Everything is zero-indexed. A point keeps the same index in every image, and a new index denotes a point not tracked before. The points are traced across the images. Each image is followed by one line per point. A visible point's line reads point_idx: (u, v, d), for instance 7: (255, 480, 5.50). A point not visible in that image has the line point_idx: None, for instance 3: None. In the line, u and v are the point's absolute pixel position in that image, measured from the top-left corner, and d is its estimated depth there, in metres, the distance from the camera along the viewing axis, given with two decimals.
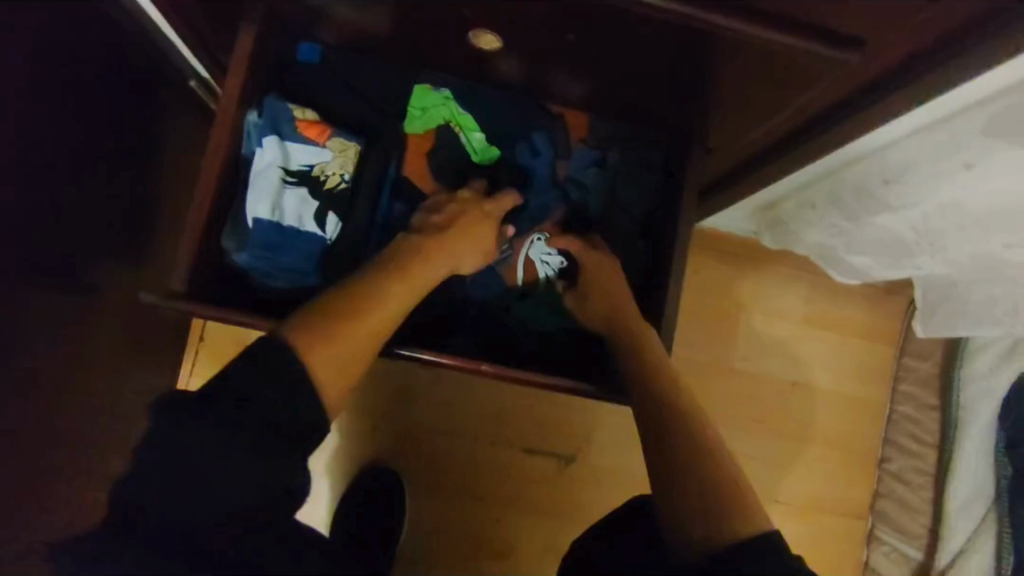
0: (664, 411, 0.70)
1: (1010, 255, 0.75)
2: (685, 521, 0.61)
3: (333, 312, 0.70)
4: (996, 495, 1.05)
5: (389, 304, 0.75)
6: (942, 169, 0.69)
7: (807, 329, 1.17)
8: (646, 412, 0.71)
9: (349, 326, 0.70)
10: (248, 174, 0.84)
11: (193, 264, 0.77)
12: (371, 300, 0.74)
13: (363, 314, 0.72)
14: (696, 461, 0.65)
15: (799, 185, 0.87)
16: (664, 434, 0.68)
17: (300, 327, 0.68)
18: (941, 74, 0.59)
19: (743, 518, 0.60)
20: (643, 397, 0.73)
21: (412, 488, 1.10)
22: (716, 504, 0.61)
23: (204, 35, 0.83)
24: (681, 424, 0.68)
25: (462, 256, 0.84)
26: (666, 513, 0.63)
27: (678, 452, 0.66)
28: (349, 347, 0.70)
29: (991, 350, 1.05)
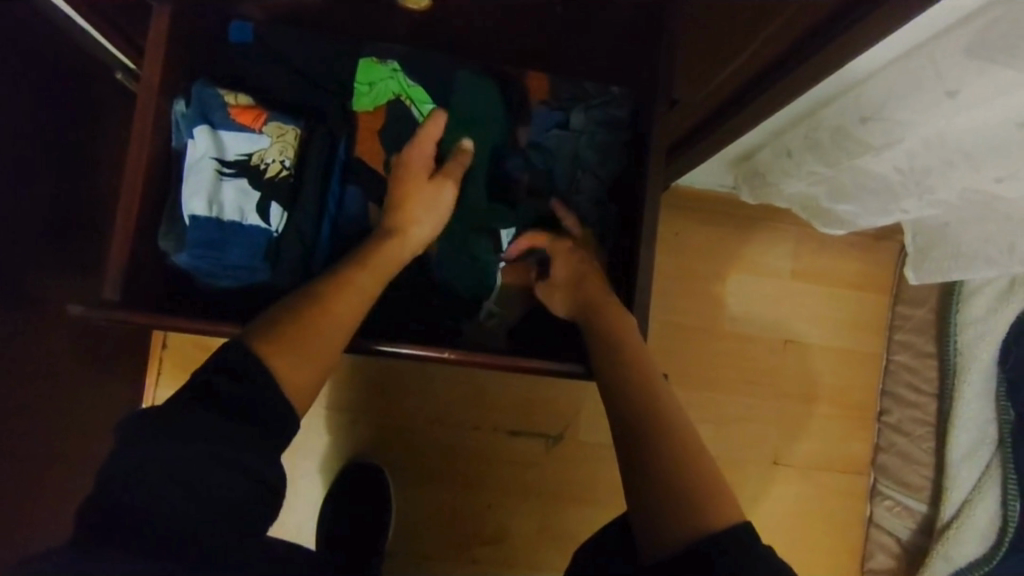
0: (639, 400, 0.66)
1: (1001, 189, 0.68)
2: (658, 512, 0.58)
3: (293, 320, 0.63)
4: (999, 438, 0.98)
5: (350, 305, 0.66)
6: (924, 99, 0.62)
7: (798, 283, 1.12)
8: (617, 400, 0.67)
9: (315, 339, 0.63)
10: (181, 169, 0.78)
11: (127, 271, 0.72)
12: (345, 296, 0.67)
13: (329, 318, 0.65)
14: (674, 454, 0.61)
15: (775, 131, 0.81)
16: (637, 425, 0.64)
17: (263, 338, 0.61)
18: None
19: (717, 511, 0.58)
20: (614, 383, 0.69)
21: (398, 480, 1.07)
22: (696, 501, 0.58)
23: (118, 21, 0.77)
24: (654, 415, 0.64)
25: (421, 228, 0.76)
26: (644, 504, 0.59)
27: (654, 443, 0.62)
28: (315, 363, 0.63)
29: (988, 290, 0.98)
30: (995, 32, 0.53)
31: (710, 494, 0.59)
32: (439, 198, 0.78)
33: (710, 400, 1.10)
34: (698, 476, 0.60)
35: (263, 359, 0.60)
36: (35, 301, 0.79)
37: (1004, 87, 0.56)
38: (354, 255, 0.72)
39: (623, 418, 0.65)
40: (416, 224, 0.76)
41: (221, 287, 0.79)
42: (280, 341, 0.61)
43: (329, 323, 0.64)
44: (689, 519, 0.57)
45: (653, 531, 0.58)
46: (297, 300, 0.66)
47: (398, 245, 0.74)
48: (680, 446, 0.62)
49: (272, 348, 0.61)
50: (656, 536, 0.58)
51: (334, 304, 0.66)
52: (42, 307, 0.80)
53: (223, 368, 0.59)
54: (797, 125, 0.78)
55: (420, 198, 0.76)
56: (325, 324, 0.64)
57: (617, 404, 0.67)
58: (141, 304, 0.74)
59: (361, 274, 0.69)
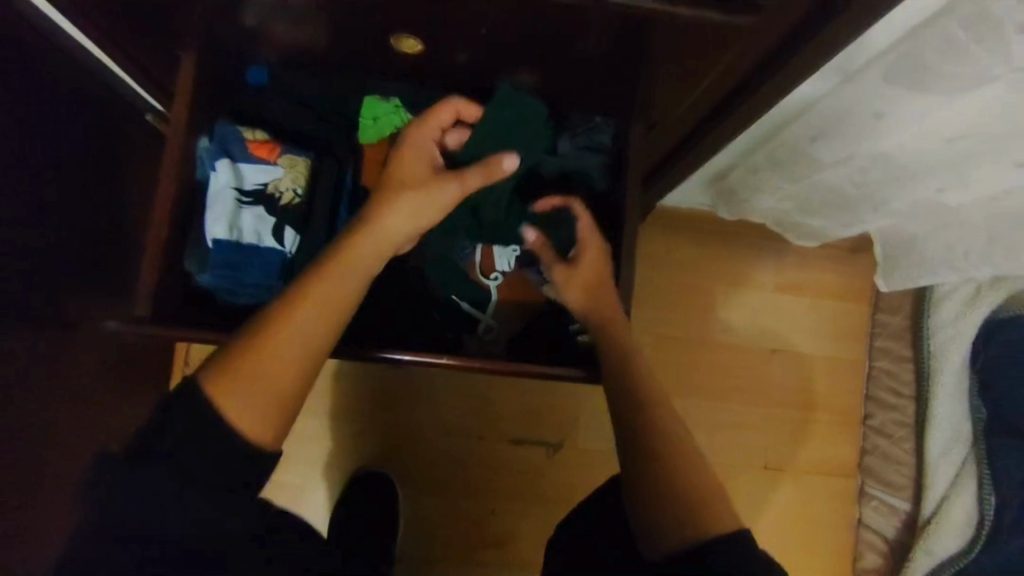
0: (647, 412, 0.68)
1: (948, 199, 0.76)
2: (653, 520, 0.62)
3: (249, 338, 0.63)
4: (974, 438, 1.05)
5: (312, 314, 0.65)
6: (859, 121, 0.68)
7: (782, 295, 1.18)
8: (625, 411, 0.69)
9: (263, 370, 0.62)
10: (205, 199, 0.87)
11: (156, 290, 0.80)
12: (306, 303, 0.65)
13: (279, 341, 0.63)
14: (676, 462, 0.65)
15: (741, 153, 0.88)
16: (641, 435, 0.67)
17: (216, 368, 0.62)
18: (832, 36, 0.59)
19: (713, 518, 0.61)
20: (622, 394, 0.71)
21: (405, 488, 1.12)
22: (696, 510, 0.61)
23: (150, 70, 0.87)
24: (659, 427, 0.67)
25: (399, 219, 0.74)
26: (638, 513, 0.64)
27: (656, 449, 0.65)
28: (274, 391, 0.62)
29: (956, 297, 1.05)
30: (903, 62, 0.60)
31: (709, 502, 0.62)
32: (428, 190, 0.76)
33: (699, 408, 1.15)
34: (697, 485, 0.63)
35: (216, 390, 0.60)
36: (67, 321, 0.86)
37: (926, 111, 0.63)
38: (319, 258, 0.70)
39: (628, 428, 0.68)
40: (389, 211, 0.74)
41: (239, 304, 0.87)
42: (221, 380, 0.61)
43: (288, 336, 0.63)
44: (685, 526, 0.61)
45: (650, 535, 0.62)
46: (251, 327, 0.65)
47: (370, 240, 0.71)
48: (680, 456, 0.65)
49: (218, 386, 0.61)
50: (654, 541, 0.62)
51: (283, 324, 0.64)
52: (74, 327, 0.88)
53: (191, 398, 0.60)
54: (759, 146, 0.85)
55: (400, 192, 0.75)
56: (284, 337, 0.63)
57: (625, 413, 0.69)
58: (167, 319, 0.83)
59: (323, 278, 0.67)
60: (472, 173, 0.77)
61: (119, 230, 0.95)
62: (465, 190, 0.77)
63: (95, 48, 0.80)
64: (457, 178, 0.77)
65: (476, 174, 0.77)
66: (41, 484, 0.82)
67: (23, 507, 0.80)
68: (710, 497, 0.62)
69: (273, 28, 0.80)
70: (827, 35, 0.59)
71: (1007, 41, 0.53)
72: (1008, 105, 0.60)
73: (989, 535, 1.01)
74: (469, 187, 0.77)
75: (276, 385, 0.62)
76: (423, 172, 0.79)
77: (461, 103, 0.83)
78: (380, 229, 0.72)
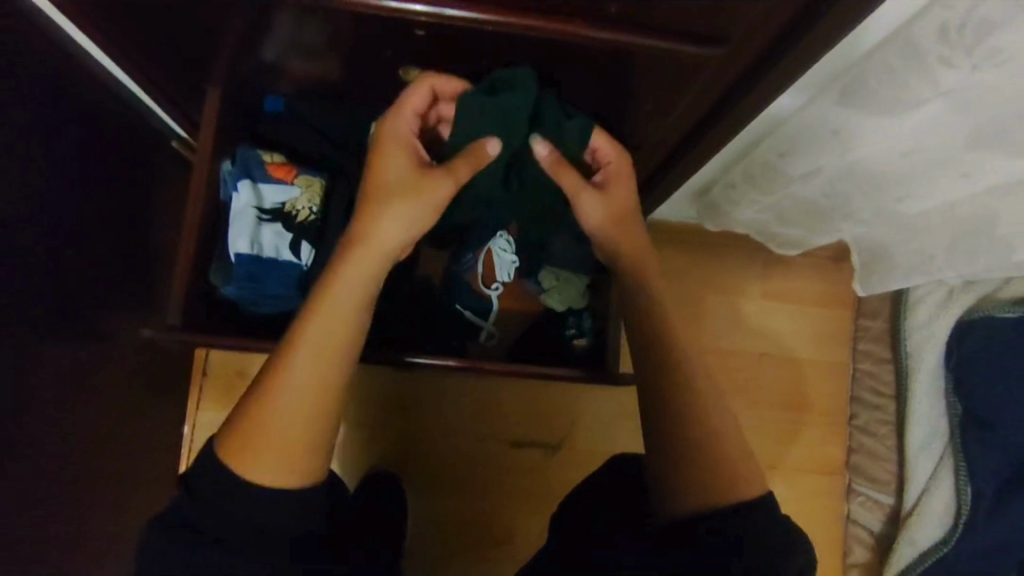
0: (680, 389, 0.70)
1: (905, 208, 0.84)
2: (677, 493, 0.65)
3: (260, 382, 0.65)
4: (948, 433, 1.12)
5: (320, 335, 0.65)
6: (822, 139, 0.76)
7: (766, 303, 1.22)
8: (657, 387, 0.71)
9: (267, 423, 0.62)
10: (228, 216, 0.94)
11: (186, 300, 0.89)
12: (309, 328, 0.65)
13: (277, 393, 0.63)
14: (702, 436, 0.67)
15: (720, 169, 0.95)
16: (668, 411, 0.69)
17: (233, 430, 0.63)
18: (790, 65, 0.66)
19: (734, 487, 0.64)
20: (654, 371, 0.72)
21: (413, 489, 1.18)
22: (721, 484, 0.64)
23: (177, 100, 0.95)
24: (690, 406, 0.69)
25: (393, 220, 0.70)
26: (662, 486, 0.67)
27: (683, 425, 0.68)
28: (284, 440, 0.62)
29: (929, 301, 1.12)
30: (852, 87, 0.67)
31: (734, 475, 0.65)
32: (416, 195, 0.71)
33: None
34: (721, 459, 0.66)
35: (237, 450, 0.62)
36: (98, 334, 0.92)
37: (875, 130, 0.71)
38: (319, 281, 0.69)
39: (658, 406, 0.70)
40: (377, 224, 0.70)
41: (260, 312, 0.95)
42: (237, 446, 0.62)
43: (296, 359, 0.64)
44: (707, 495, 0.64)
45: (673, 504, 0.65)
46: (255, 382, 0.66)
47: (369, 247, 0.69)
48: (705, 434, 0.67)
49: (230, 450, 0.62)
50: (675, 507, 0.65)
51: (280, 373, 0.64)
52: (103, 341, 0.93)
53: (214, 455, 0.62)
54: (736, 162, 0.92)
55: (391, 193, 0.71)
56: (293, 367, 0.64)
57: (656, 384, 0.71)
58: (197, 326, 0.92)
59: (324, 294, 0.66)
60: (461, 162, 0.73)
61: (143, 248, 1.02)
62: (457, 182, 0.72)
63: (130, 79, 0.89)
64: (444, 170, 0.72)
65: (463, 163, 0.73)
66: (69, 490, 0.88)
67: (58, 512, 0.85)
68: (732, 471, 0.65)
69: (292, 62, 0.86)
70: (785, 65, 0.66)
71: (932, 72, 0.60)
72: (943, 125, 0.68)
73: (968, 524, 1.07)
74: (460, 178, 0.73)
75: (301, 412, 0.63)
76: (406, 166, 0.72)
77: (435, 77, 0.73)
78: (371, 247, 0.69)
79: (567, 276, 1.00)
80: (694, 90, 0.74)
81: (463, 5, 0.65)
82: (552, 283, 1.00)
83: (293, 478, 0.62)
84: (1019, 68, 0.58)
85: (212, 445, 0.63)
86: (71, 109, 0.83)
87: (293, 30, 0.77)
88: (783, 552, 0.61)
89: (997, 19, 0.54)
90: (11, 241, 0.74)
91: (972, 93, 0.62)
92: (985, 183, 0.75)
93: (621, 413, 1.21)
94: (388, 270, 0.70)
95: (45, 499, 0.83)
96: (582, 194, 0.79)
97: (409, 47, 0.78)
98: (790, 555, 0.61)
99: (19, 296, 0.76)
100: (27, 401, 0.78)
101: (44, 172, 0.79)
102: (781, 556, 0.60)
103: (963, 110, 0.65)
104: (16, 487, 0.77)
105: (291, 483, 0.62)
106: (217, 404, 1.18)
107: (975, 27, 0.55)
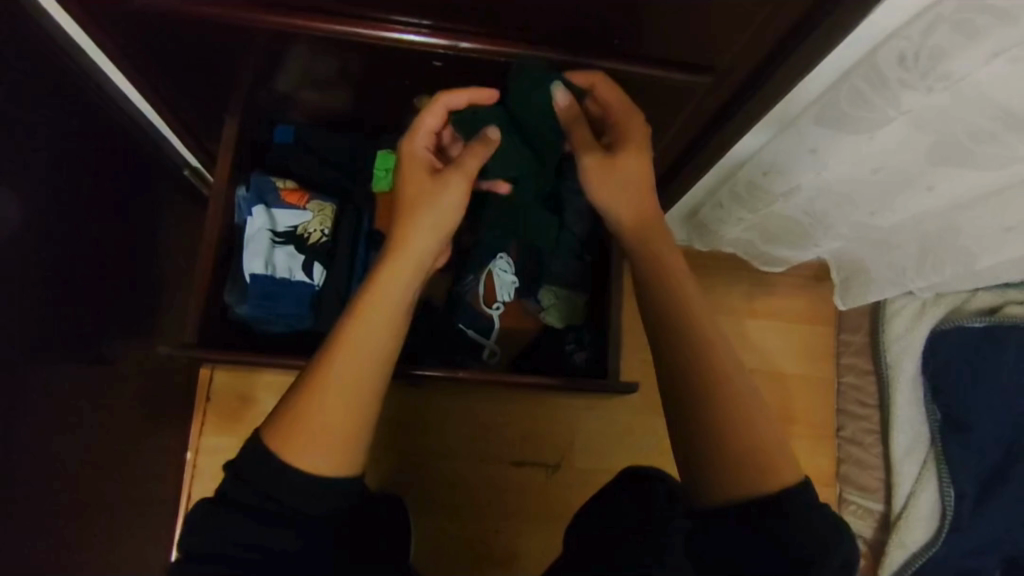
0: (705, 384, 0.69)
1: (879, 221, 0.91)
2: (710, 485, 0.66)
3: (303, 385, 0.67)
4: (931, 439, 1.17)
5: (363, 340, 0.68)
6: (801, 158, 0.83)
7: (751, 321, 1.28)
8: (686, 382, 0.69)
9: (313, 417, 0.65)
10: (242, 239, 0.98)
11: (201, 319, 0.92)
12: (351, 334, 0.68)
13: (324, 390, 0.66)
14: (734, 431, 0.67)
15: (708, 190, 1.02)
16: (696, 406, 0.68)
17: (276, 429, 0.65)
18: (765, 94, 0.74)
19: (773, 475, 0.65)
20: (679, 366, 0.70)
21: (417, 511, 1.19)
22: (759, 480, 0.65)
23: (193, 131, 1.00)
24: (718, 401, 0.68)
25: (425, 233, 0.73)
26: (694, 474, 0.67)
27: (709, 421, 0.68)
28: (330, 434, 0.65)
29: (904, 314, 1.20)
30: (825, 112, 0.75)
31: (771, 465, 0.65)
32: (441, 203, 0.74)
33: None
34: (755, 453, 0.66)
35: (282, 446, 0.64)
36: (110, 357, 0.94)
37: (849, 148, 0.78)
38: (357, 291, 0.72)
39: (684, 403, 0.69)
40: (413, 232, 0.73)
41: (272, 330, 0.98)
42: (282, 440, 0.64)
43: (342, 362, 0.67)
44: (743, 490, 0.64)
45: (702, 490, 0.66)
46: (295, 382, 0.69)
47: (401, 261, 0.72)
48: (733, 429, 0.67)
49: (279, 441, 0.64)
50: (707, 493, 0.66)
51: (326, 373, 0.67)
52: (115, 363, 0.95)
53: (259, 449, 0.64)
54: (722, 184, 0.99)
55: (422, 206, 0.74)
56: (338, 371, 0.67)
57: (681, 377, 0.69)
58: (210, 344, 0.95)
59: (365, 303, 0.70)
60: (469, 154, 0.76)
61: (157, 274, 1.05)
62: (468, 174, 0.75)
63: (149, 108, 0.94)
64: (456, 168, 0.75)
65: (472, 155, 0.76)
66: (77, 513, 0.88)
67: (70, 533, 0.86)
68: (768, 464, 0.65)
69: (304, 92, 0.92)
70: (763, 95, 0.74)
71: (895, 94, 0.68)
72: (908, 141, 0.76)
73: (952, 525, 1.13)
74: (471, 171, 0.76)
75: (346, 412, 0.66)
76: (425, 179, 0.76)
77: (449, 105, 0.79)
78: (408, 256, 0.72)
79: (565, 294, 1.04)
80: (687, 110, 0.81)
81: (474, 39, 0.72)
82: (553, 300, 1.04)
83: (333, 472, 0.64)
84: (968, 89, 0.66)
85: (258, 437, 0.65)
86: (93, 137, 0.87)
87: (309, 61, 0.82)
88: (826, 549, 0.60)
89: (947, 47, 0.62)
90: (33, 262, 0.77)
91: (931, 112, 0.70)
92: (947, 196, 0.83)
93: (619, 431, 1.24)
94: (426, 273, 0.74)
95: (61, 519, 0.84)
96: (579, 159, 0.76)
97: (419, 79, 0.84)
98: (835, 552, 0.60)
99: (42, 316, 0.79)
100: (48, 419, 0.80)
101: (66, 196, 0.82)
102: (825, 555, 0.59)
103: (923, 128, 0.73)
104: (29, 508, 0.77)
105: (332, 475, 0.64)
106: (220, 430, 1.19)
107: (929, 54, 0.63)
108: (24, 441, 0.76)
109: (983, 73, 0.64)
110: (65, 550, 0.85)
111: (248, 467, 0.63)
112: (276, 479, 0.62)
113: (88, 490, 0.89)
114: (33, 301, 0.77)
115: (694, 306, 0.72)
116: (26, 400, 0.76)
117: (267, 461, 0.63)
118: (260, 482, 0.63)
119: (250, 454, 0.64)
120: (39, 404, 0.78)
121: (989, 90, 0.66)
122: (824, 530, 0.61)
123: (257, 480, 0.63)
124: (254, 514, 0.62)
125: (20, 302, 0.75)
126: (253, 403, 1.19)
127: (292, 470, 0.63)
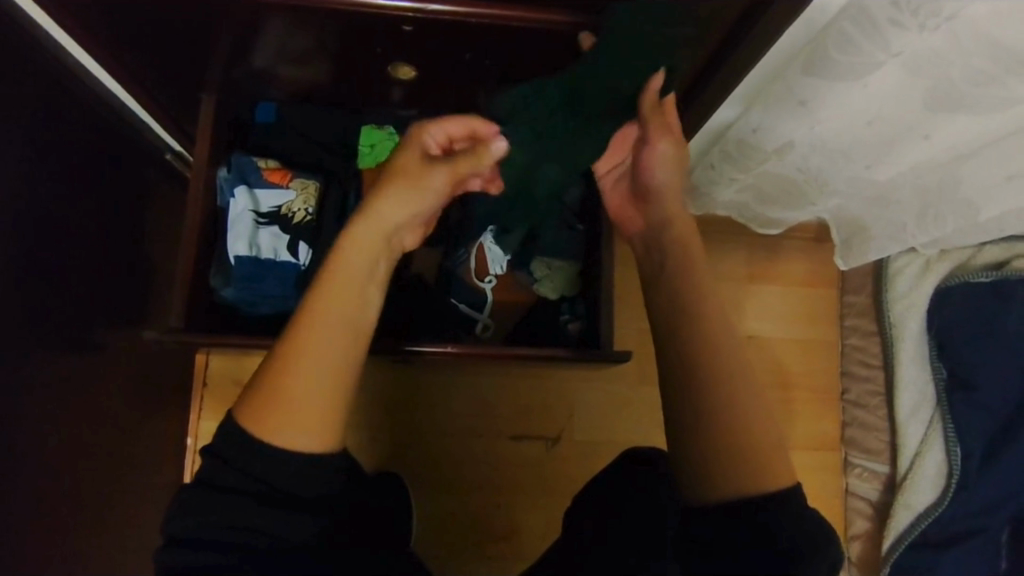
0: (691, 344, 0.67)
1: (875, 174, 0.88)
2: (705, 466, 0.63)
3: (274, 365, 0.64)
4: (937, 399, 1.15)
5: (336, 313, 0.66)
6: (790, 109, 0.79)
7: (751, 287, 1.25)
8: (685, 342, 0.68)
9: (286, 394, 0.63)
10: (225, 220, 0.97)
11: (187, 303, 0.91)
12: (322, 310, 0.66)
13: (296, 371, 0.64)
14: (724, 394, 0.65)
15: (698, 151, 0.98)
16: (680, 373, 0.67)
17: (249, 410, 0.63)
18: (754, 41, 0.70)
19: (770, 450, 0.64)
20: (669, 333, 0.69)
21: (421, 490, 1.19)
22: (747, 452, 0.64)
23: (172, 114, 0.98)
24: (707, 363, 0.66)
25: (396, 209, 0.71)
26: (690, 443, 0.65)
27: (696, 387, 0.66)
28: (308, 412, 0.63)
29: (909, 271, 1.17)
30: (815, 60, 0.71)
31: (773, 454, 0.64)
32: (422, 185, 0.72)
33: None
34: (751, 428, 0.64)
35: (257, 428, 0.62)
36: (99, 346, 0.94)
37: (837, 99, 0.75)
38: (327, 261, 0.69)
39: (677, 373, 0.67)
40: (381, 207, 0.71)
41: (263, 312, 0.97)
42: (259, 421, 0.62)
43: (313, 337, 0.65)
44: (750, 485, 0.62)
45: (711, 483, 0.63)
46: (266, 359, 0.66)
47: (370, 232, 0.70)
48: (724, 390, 0.66)
49: (255, 421, 0.63)
50: (701, 481, 0.64)
51: (297, 346, 0.65)
52: (104, 350, 0.95)
53: (236, 426, 0.63)
54: (713, 143, 0.95)
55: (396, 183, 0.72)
56: (309, 348, 0.64)
57: (677, 343, 0.68)
58: (198, 327, 0.95)
59: (336, 274, 0.68)
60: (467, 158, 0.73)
61: (141, 260, 1.04)
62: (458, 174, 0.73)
63: (116, 82, 0.89)
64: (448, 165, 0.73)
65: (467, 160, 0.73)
66: (75, 504, 0.89)
67: (63, 518, 0.87)
68: (754, 424, 0.65)
69: (282, 68, 0.89)
70: (752, 41, 0.70)
71: (884, 35, 0.65)
72: (902, 89, 0.73)
73: (958, 486, 1.11)
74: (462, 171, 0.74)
75: (324, 389, 0.64)
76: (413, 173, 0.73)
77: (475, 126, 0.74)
78: (377, 226, 0.70)
79: (555, 266, 1.02)
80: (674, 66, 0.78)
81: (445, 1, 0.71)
82: (545, 272, 1.02)
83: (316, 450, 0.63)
84: (963, 28, 0.63)
85: (234, 417, 0.63)
86: (64, 118, 0.84)
87: (281, 31, 0.79)
88: (816, 550, 0.59)
89: None
90: (12, 252, 0.76)
91: (923, 55, 0.67)
92: (943, 144, 0.80)
93: (619, 404, 1.22)
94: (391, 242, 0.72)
95: (54, 504, 0.84)
96: (655, 147, 0.75)
97: (395, 46, 0.81)
98: (822, 553, 0.60)
99: (25, 303, 0.78)
100: (35, 407, 0.80)
101: (45, 186, 0.81)
102: (814, 555, 0.59)
103: (917, 73, 0.70)
104: (20, 497, 0.78)
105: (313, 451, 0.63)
106: (218, 413, 1.20)
107: None
108: (12, 429, 0.76)
109: (975, 9, 0.61)
110: (58, 535, 0.86)
111: (227, 449, 0.62)
112: (260, 461, 0.61)
113: (77, 477, 0.89)
114: (18, 296, 0.77)
115: (694, 275, 0.72)
116: (11, 392, 0.75)
117: (247, 442, 0.62)
118: (245, 462, 0.62)
119: (226, 434, 0.63)
120: (29, 399, 0.78)
121: (983, 27, 0.63)
122: (813, 528, 0.61)
123: (239, 460, 0.62)
124: (242, 493, 0.61)
125: (5, 298, 0.74)
126: (248, 387, 1.20)
127: (276, 450, 0.62)
